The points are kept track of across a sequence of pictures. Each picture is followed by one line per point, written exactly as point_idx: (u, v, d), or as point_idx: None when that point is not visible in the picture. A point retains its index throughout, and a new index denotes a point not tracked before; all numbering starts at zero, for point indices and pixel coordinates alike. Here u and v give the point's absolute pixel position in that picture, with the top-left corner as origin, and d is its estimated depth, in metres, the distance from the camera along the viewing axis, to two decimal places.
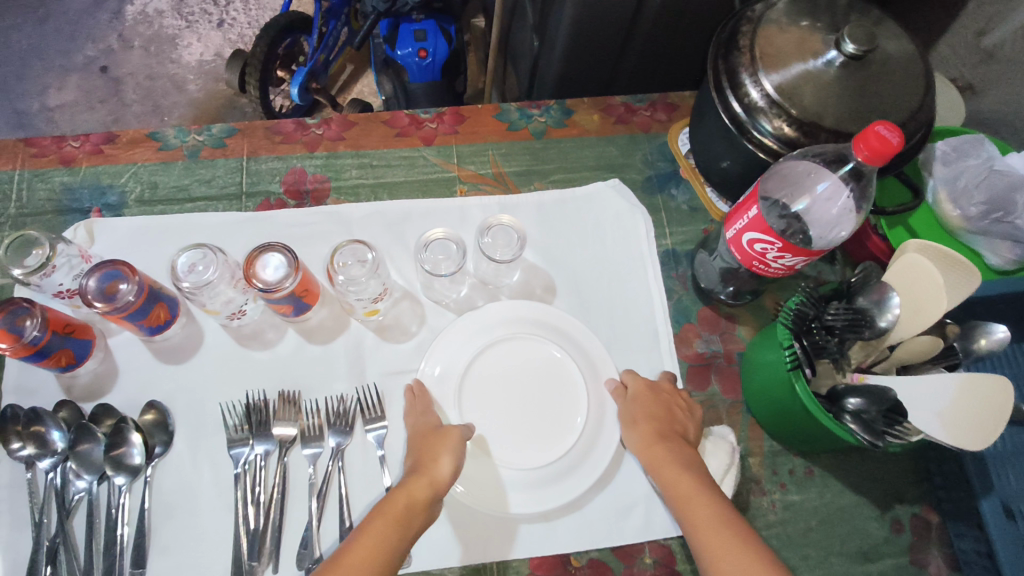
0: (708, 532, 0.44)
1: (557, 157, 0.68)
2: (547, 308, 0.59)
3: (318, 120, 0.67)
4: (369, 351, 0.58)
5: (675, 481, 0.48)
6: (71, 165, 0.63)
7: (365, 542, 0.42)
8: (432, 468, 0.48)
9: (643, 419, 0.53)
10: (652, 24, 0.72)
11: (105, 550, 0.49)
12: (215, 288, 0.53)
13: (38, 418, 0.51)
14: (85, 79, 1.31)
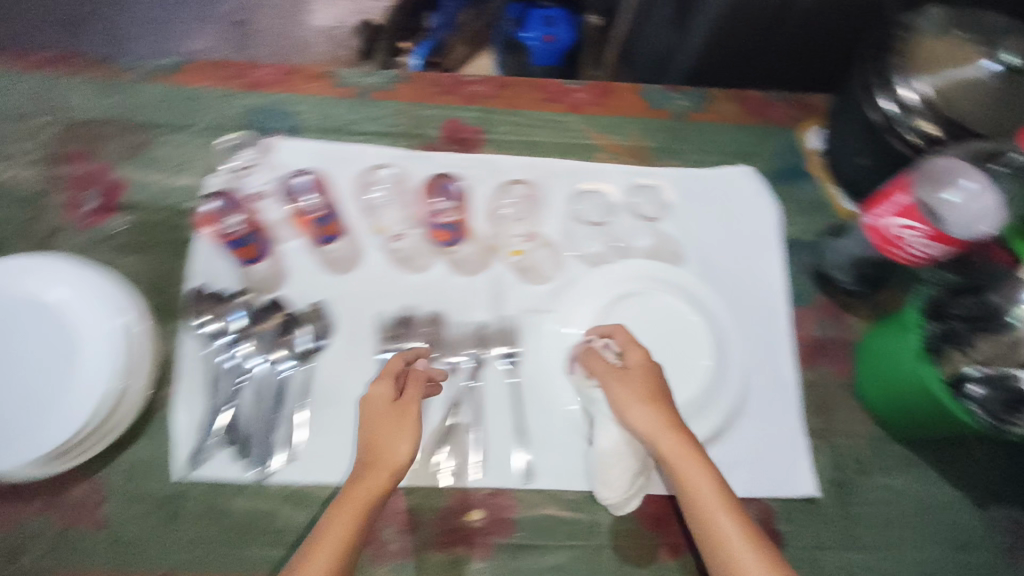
0: (722, 531, 0.47)
1: (693, 139, 0.71)
2: (677, 271, 0.62)
3: (477, 78, 0.72)
4: (507, 288, 0.63)
5: (688, 475, 0.49)
6: (257, 88, 0.69)
7: (330, 541, 0.45)
8: (388, 457, 0.48)
9: (643, 404, 0.52)
10: (797, 26, 0.75)
11: (273, 420, 0.56)
12: (382, 207, 0.65)
13: (222, 299, 0.59)
14: (220, 32, 1.39)
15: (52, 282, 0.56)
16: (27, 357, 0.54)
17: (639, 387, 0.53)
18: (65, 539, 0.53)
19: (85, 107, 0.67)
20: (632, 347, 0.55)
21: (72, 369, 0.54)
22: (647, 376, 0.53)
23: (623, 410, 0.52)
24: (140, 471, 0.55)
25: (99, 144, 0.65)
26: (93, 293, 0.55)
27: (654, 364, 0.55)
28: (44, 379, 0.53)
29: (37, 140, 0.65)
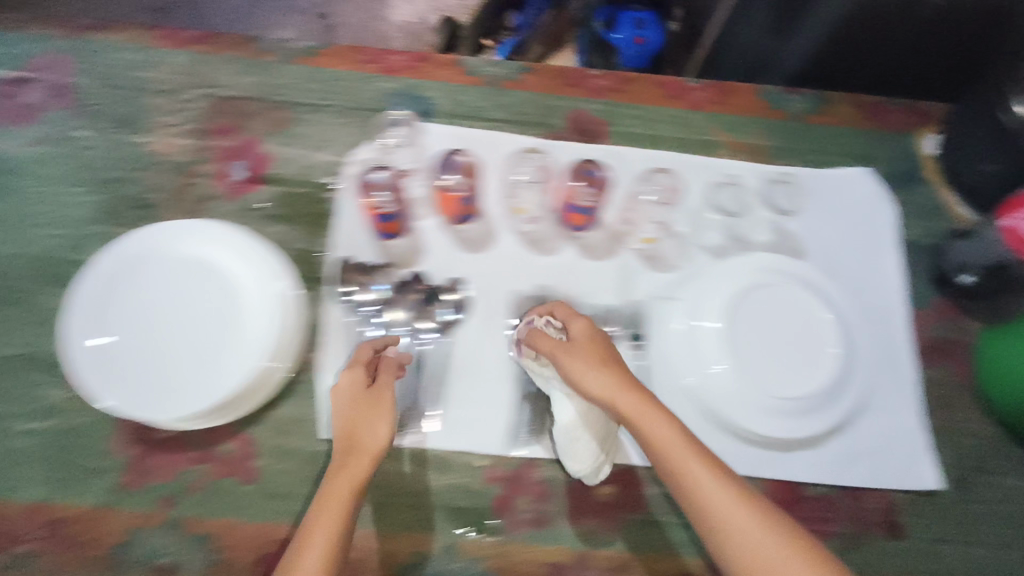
0: (700, 486, 0.45)
1: (810, 141, 0.73)
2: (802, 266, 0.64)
3: (600, 72, 0.74)
4: (635, 275, 0.65)
5: (653, 438, 0.47)
6: (393, 73, 0.72)
7: (323, 526, 0.45)
8: (370, 442, 0.49)
9: (598, 369, 0.51)
10: (920, 22, 0.80)
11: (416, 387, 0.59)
12: (529, 189, 0.67)
13: (370, 271, 0.62)
14: (303, 23, 1.42)
15: (213, 247, 0.58)
16: (191, 318, 0.56)
17: (598, 356, 0.52)
18: (223, 489, 0.56)
19: (232, 83, 0.70)
20: (586, 322, 0.55)
21: (237, 330, 0.56)
22: (597, 343, 0.53)
23: (581, 381, 0.51)
24: (290, 428, 0.58)
25: (247, 118, 0.68)
26: (253, 259, 0.58)
27: (604, 337, 0.55)
28: (210, 339, 0.56)
29: (188, 113, 0.68)
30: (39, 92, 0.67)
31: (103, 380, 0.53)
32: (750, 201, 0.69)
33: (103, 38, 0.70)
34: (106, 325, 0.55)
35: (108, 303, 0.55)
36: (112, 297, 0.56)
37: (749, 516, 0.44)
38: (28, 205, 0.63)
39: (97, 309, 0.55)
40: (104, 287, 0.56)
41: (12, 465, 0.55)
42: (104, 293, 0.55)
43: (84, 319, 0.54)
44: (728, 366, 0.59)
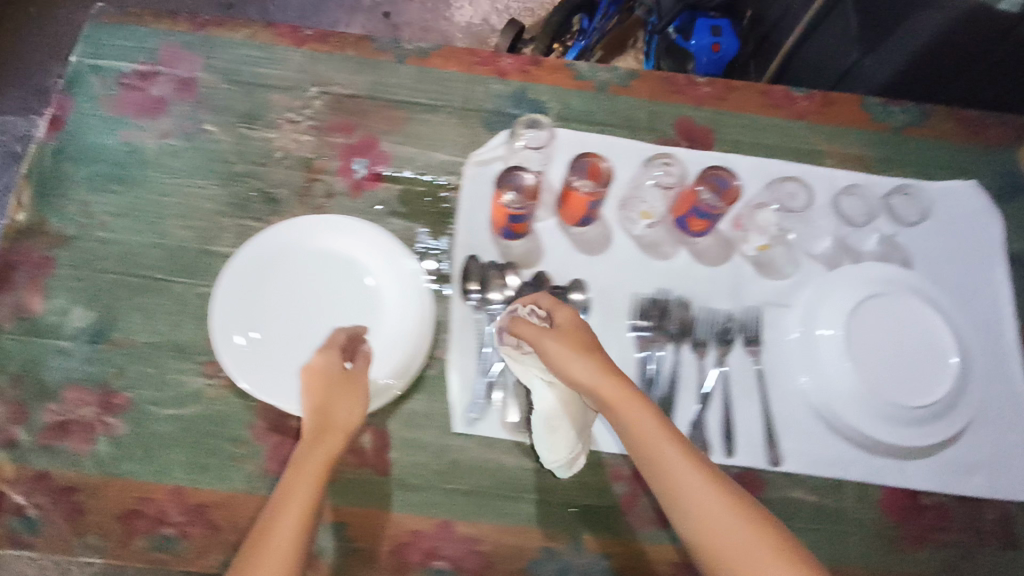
0: (673, 468, 0.46)
1: (914, 153, 0.73)
2: (916, 279, 0.64)
3: (705, 80, 0.75)
4: (747, 282, 0.66)
5: (629, 421, 0.48)
6: (505, 76, 0.73)
7: (297, 498, 0.45)
8: (342, 420, 0.51)
9: (581, 354, 0.51)
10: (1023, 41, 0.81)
11: None
12: (654, 195, 0.67)
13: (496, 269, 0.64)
14: (369, 22, 1.44)
15: (355, 245, 0.61)
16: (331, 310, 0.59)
17: (580, 341, 0.53)
18: (358, 480, 0.58)
19: (350, 80, 0.71)
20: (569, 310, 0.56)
21: (375, 328, 0.59)
22: (580, 329, 0.54)
23: (563, 366, 0.52)
24: (421, 422, 0.60)
25: (366, 116, 0.69)
26: (393, 260, 0.61)
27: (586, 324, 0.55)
28: (349, 333, 0.59)
29: (308, 111, 0.69)
30: (168, 86, 0.69)
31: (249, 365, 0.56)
32: (865, 211, 0.68)
33: (225, 35, 0.71)
34: (254, 311, 0.58)
35: (255, 291, 0.58)
36: (258, 285, 0.59)
37: (715, 494, 0.45)
38: (159, 198, 0.65)
39: (245, 295, 0.58)
40: (251, 275, 0.59)
41: (156, 450, 0.57)
42: (251, 281, 0.59)
43: (232, 304, 0.57)
44: (850, 375, 0.60)
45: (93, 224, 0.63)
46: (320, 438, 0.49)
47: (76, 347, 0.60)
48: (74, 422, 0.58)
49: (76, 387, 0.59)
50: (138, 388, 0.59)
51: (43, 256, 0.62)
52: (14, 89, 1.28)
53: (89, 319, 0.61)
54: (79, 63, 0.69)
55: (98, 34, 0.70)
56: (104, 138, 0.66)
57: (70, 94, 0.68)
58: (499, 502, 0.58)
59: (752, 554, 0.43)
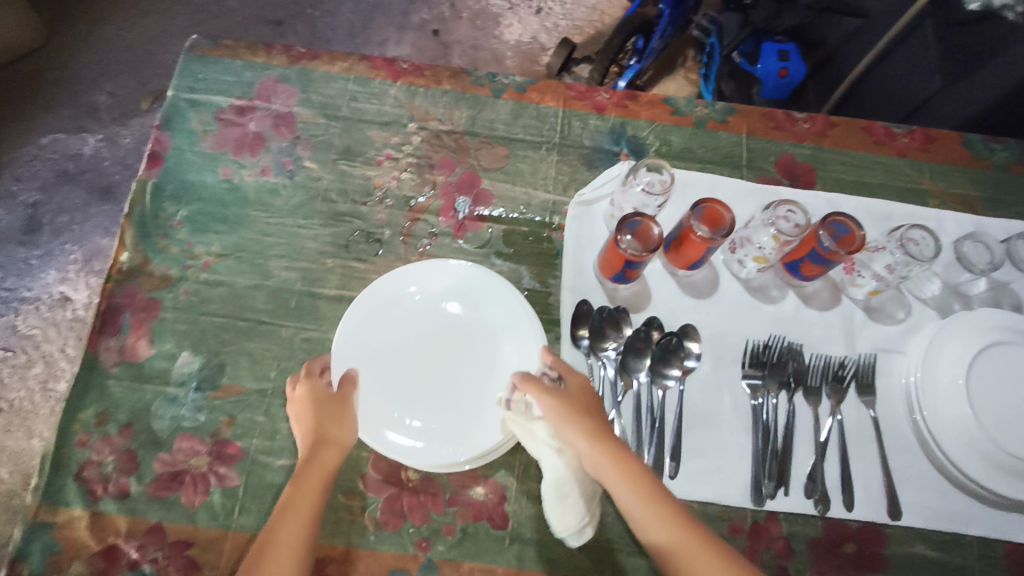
0: (668, 539, 0.47)
1: (1019, 192, 0.72)
2: None
3: (804, 115, 0.74)
4: (858, 326, 0.65)
5: (626, 495, 0.49)
6: (603, 112, 0.72)
7: (294, 518, 0.48)
8: (337, 437, 0.52)
9: (576, 420, 0.52)
10: None
11: (655, 435, 0.58)
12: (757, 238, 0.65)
13: (618, 317, 0.62)
14: (419, 39, 1.43)
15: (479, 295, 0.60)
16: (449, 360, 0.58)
17: (577, 405, 0.53)
18: (474, 532, 0.56)
19: (448, 116, 0.70)
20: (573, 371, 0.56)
21: (489, 387, 0.57)
22: (581, 393, 0.55)
23: (558, 428, 0.53)
24: (537, 473, 0.58)
25: (466, 153, 0.69)
26: (512, 315, 0.59)
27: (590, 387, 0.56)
28: (463, 388, 0.57)
29: (407, 146, 0.69)
30: (266, 122, 0.68)
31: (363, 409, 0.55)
32: (976, 251, 0.66)
33: (321, 69, 0.71)
34: (373, 353, 0.57)
35: (376, 330, 0.58)
36: (381, 325, 0.58)
37: (708, 561, 0.46)
38: (263, 238, 0.64)
39: (366, 334, 0.57)
40: (374, 313, 0.58)
41: (265, 503, 0.55)
42: (375, 320, 0.58)
43: (353, 341, 0.57)
44: (973, 423, 0.57)
45: (197, 265, 0.62)
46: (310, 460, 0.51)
47: (185, 395, 0.58)
48: (186, 472, 0.56)
49: (186, 436, 0.57)
50: (250, 436, 0.57)
51: (148, 298, 0.61)
52: (64, 107, 1.27)
53: (197, 364, 0.59)
54: (175, 97, 0.68)
55: (192, 67, 0.70)
56: (205, 176, 0.66)
57: (167, 129, 0.67)
58: (617, 558, 0.56)
59: None
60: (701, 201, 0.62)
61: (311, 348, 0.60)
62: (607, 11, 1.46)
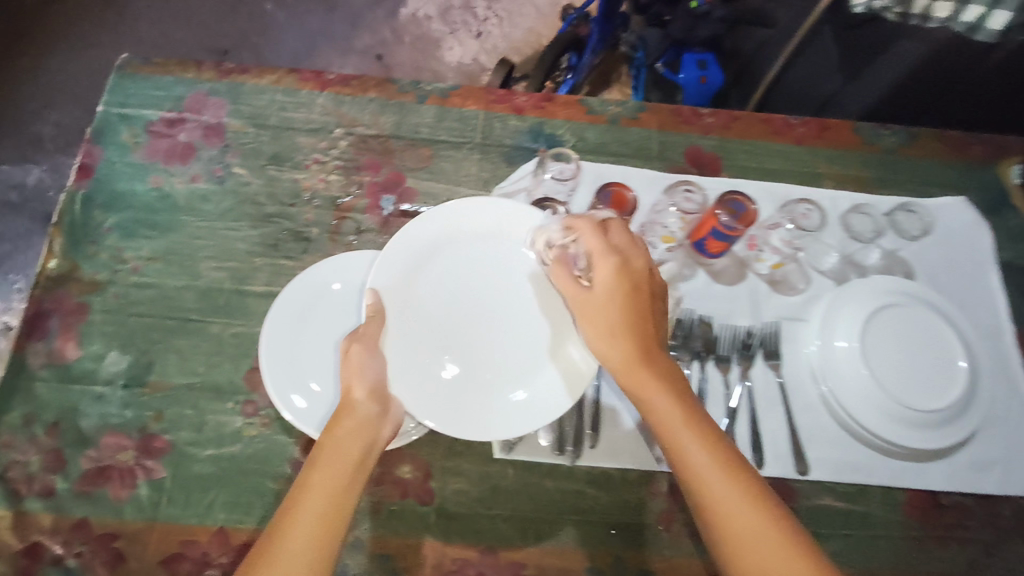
0: (699, 464, 0.48)
1: (907, 172, 0.78)
2: (916, 284, 0.67)
3: (709, 110, 0.78)
4: (764, 298, 0.69)
5: (662, 409, 0.51)
6: (521, 113, 0.76)
7: (308, 512, 0.46)
8: (359, 410, 0.51)
9: (616, 317, 0.54)
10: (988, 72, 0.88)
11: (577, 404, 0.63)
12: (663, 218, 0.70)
13: None
14: (362, 63, 1.51)
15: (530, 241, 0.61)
16: (492, 313, 0.60)
17: (618, 300, 0.54)
18: (401, 510, 0.59)
19: (374, 122, 0.73)
20: (634, 248, 0.56)
21: (527, 356, 0.59)
22: (625, 287, 0.54)
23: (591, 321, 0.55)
24: (461, 450, 0.62)
25: (392, 155, 0.72)
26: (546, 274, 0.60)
27: (649, 273, 0.56)
28: (503, 352, 0.58)
29: (334, 151, 0.71)
30: (196, 133, 0.71)
31: (402, 361, 0.55)
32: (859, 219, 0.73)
33: (250, 82, 0.73)
34: (410, 299, 0.58)
35: (413, 274, 0.58)
36: (418, 270, 0.59)
37: (742, 497, 0.47)
38: (192, 241, 0.66)
39: (403, 276, 0.58)
40: (412, 257, 0.58)
41: (199, 491, 0.57)
42: (412, 264, 0.58)
43: (388, 279, 0.57)
44: (871, 382, 0.62)
45: (126, 269, 0.64)
46: (332, 426, 0.51)
47: (112, 393, 0.60)
48: (113, 467, 0.57)
49: (113, 433, 0.58)
50: (178, 429, 0.59)
51: (76, 303, 0.63)
52: (6, 138, 1.29)
53: (126, 363, 0.61)
54: (106, 112, 0.71)
55: (122, 83, 0.72)
56: (134, 185, 0.68)
57: (97, 143, 0.69)
58: (542, 524, 0.60)
59: (760, 544, 0.45)
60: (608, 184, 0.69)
61: (240, 343, 0.63)
62: (543, 33, 1.55)
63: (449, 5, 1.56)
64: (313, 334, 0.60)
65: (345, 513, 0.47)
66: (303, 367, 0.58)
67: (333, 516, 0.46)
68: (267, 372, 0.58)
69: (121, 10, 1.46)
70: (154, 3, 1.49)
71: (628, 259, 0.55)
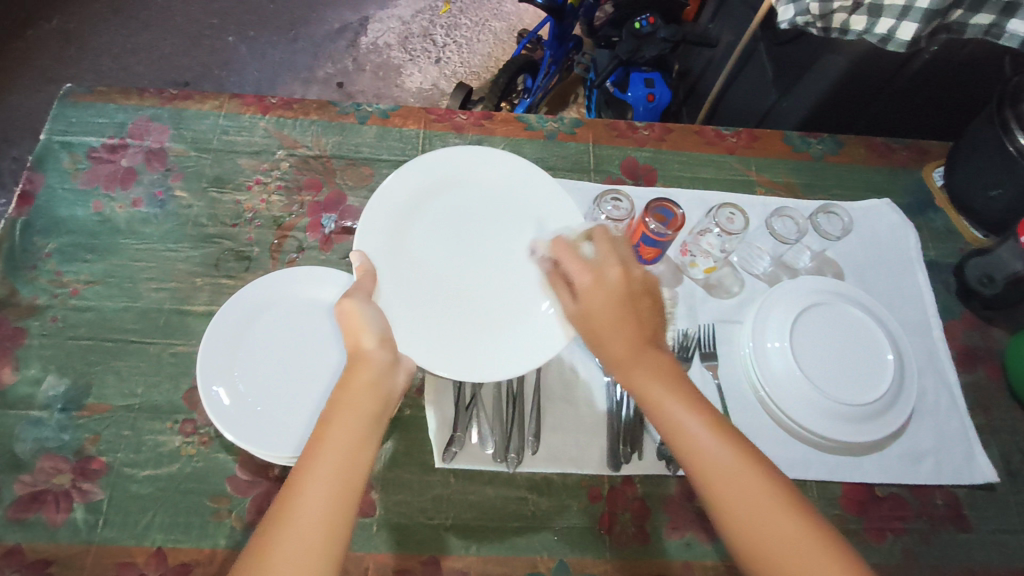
0: (701, 447, 0.47)
1: (833, 177, 0.81)
2: (833, 279, 0.69)
3: (643, 124, 0.82)
4: (700, 302, 0.71)
5: (655, 391, 0.49)
6: (460, 131, 0.79)
7: (325, 453, 0.45)
8: (372, 358, 0.50)
9: (607, 307, 0.51)
10: (910, 80, 0.92)
11: (511, 399, 0.62)
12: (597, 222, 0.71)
13: None
14: (324, 92, 1.56)
15: (525, 189, 0.66)
16: (489, 257, 0.64)
17: (603, 311, 0.51)
18: None
19: (316, 143, 0.76)
20: (609, 254, 0.53)
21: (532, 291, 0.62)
22: (603, 299, 0.51)
23: (585, 312, 0.52)
24: (404, 461, 0.62)
25: (333, 174, 0.74)
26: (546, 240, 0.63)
27: (633, 273, 0.52)
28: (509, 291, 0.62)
29: (276, 172, 0.73)
30: (139, 157, 0.73)
31: (408, 309, 0.58)
32: (780, 223, 0.74)
33: (192, 107, 0.76)
34: (404, 256, 0.61)
35: (403, 236, 0.62)
36: (409, 227, 0.62)
37: (749, 473, 0.46)
38: (132, 263, 0.67)
39: (393, 236, 0.61)
40: (396, 220, 0.61)
41: (131, 513, 0.56)
42: (401, 227, 0.62)
43: (377, 239, 0.60)
44: (800, 376, 0.63)
45: (66, 293, 0.65)
46: (346, 381, 0.50)
47: (50, 416, 0.59)
48: (48, 491, 0.56)
49: (49, 456, 0.58)
50: (114, 451, 0.58)
51: (14, 327, 0.63)
52: None
53: (64, 386, 0.60)
54: (49, 140, 0.72)
55: (65, 112, 0.74)
56: (76, 211, 0.69)
57: (40, 169, 0.71)
58: (483, 533, 0.59)
59: (771, 519, 0.45)
60: None
61: (179, 362, 0.63)
62: (501, 58, 1.64)
63: (408, 35, 1.65)
64: (255, 338, 0.60)
65: (366, 460, 0.46)
66: (239, 367, 0.58)
67: (350, 467, 0.45)
68: (200, 367, 0.57)
69: (82, 46, 1.51)
70: (116, 39, 1.54)
71: (606, 271, 0.52)
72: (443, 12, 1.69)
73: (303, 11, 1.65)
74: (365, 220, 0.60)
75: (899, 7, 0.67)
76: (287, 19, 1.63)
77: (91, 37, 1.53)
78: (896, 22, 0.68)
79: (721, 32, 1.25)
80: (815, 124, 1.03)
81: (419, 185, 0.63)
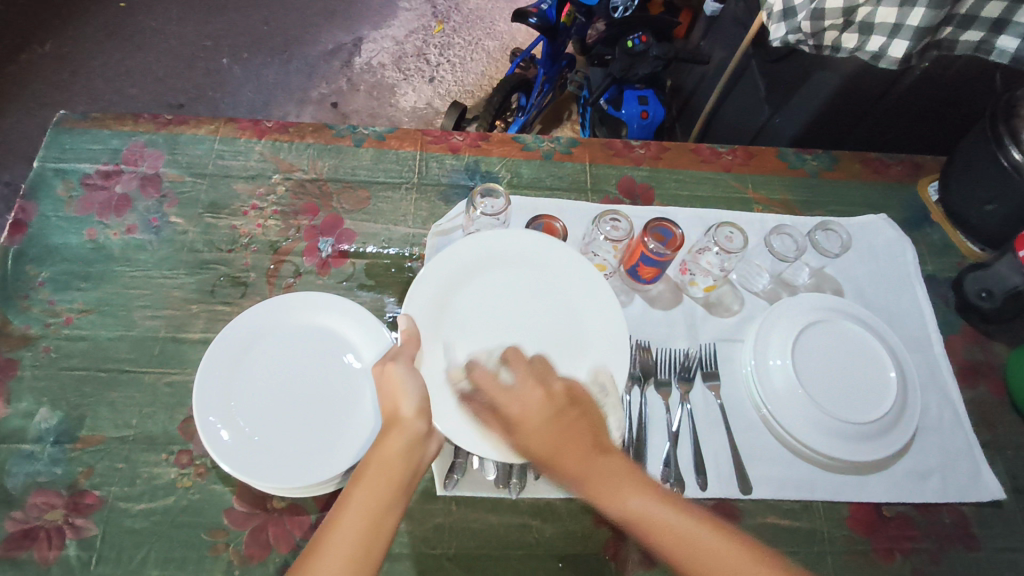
0: (685, 541, 0.47)
1: (830, 193, 0.82)
2: (840, 300, 0.69)
3: (640, 143, 0.82)
4: (701, 321, 0.71)
5: (621, 495, 0.49)
6: (457, 152, 0.79)
7: (351, 515, 0.47)
8: (407, 421, 0.51)
9: (538, 424, 0.51)
10: (903, 95, 0.93)
11: None
12: (597, 242, 0.70)
13: None
14: (319, 112, 1.56)
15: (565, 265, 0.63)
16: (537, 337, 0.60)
17: (539, 429, 0.51)
18: None
19: (312, 166, 0.75)
20: (530, 379, 0.54)
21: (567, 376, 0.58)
22: (536, 420, 0.52)
23: (519, 429, 0.52)
24: None
25: (330, 198, 0.73)
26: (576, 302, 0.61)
27: (554, 392, 0.54)
28: None
29: (272, 196, 0.73)
30: (133, 183, 0.72)
31: (447, 380, 0.55)
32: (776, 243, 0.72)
33: (187, 132, 0.76)
34: (450, 320, 0.59)
35: (449, 301, 0.60)
36: (458, 294, 0.60)
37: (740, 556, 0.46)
38: (126, 291, 0.66)
39: (439, 301, 0.59)
40: (448, 282, 0.60)
41: (125, 548, 0.55)
42: (449, 293, 0.60)
43: (424, 304, 0.59)
44: (802, 396, 0.62)
45: (59, 322, 0.64)
46: (380, 442, 0.51)
47: (42, 450, 0.58)
48: (40, 528, 0.55)
49: (41, 491, 0.56)
50: (109, 484, 0.57)
51: (6, 359, 0.61)
52: None
53: (57, 419, 0.59)
54: (42, 167, 0.71)
55: (59, 139, 0.74)
56: (69, 238, 0.68)
57: (32, 198, 0.70)
58: (487, 562, 0.58)
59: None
60: (535, 216, 0.73)
61: (175, 392, 0.62)
62: (495, 76, 1.65)
63: (402, 55, 1.65)
64: (253, 367, 0.59)
65: (389, 525, 0.47)
66: (236, 400, 0.57)
67: (371, 537, 0.46)
68: (195, 401, 0.56)
69: (75, 69, 1.51)
70: (109, 63, 1.54)
71: (526, 394, 0.53)
72: (437, 32, 1.70)
73: (297, 32, 1.65)
74: (417, 280, 0.59)
75: (889, 25, 0.67)
76: (281, 40, 1.64)
77: (85, 61, 1.53)
78: (887, 40, 0.68)
79: (713, 49, 1.27)
80: (808, 140, 1.04)
81: (474, 250, 0.62)
